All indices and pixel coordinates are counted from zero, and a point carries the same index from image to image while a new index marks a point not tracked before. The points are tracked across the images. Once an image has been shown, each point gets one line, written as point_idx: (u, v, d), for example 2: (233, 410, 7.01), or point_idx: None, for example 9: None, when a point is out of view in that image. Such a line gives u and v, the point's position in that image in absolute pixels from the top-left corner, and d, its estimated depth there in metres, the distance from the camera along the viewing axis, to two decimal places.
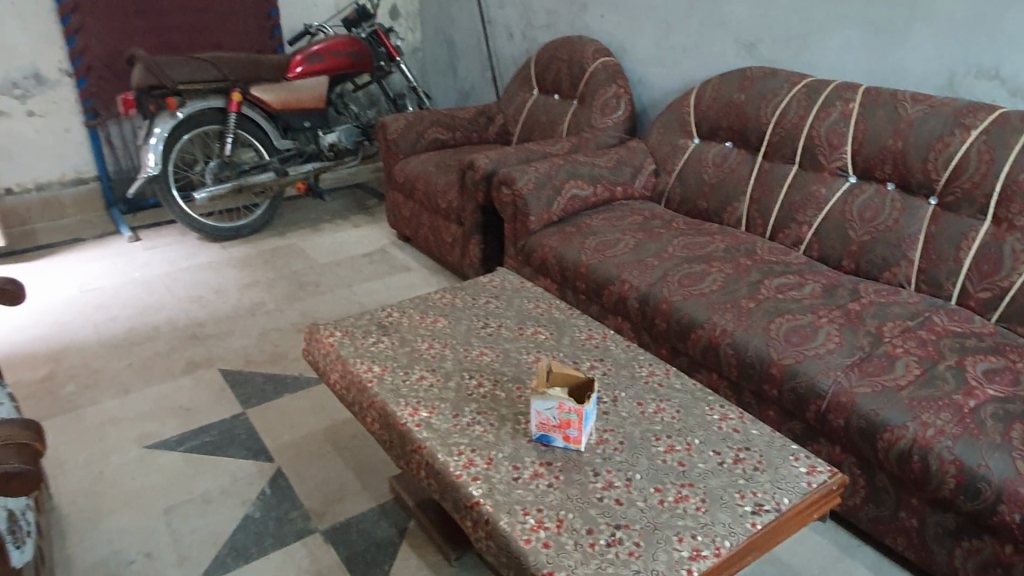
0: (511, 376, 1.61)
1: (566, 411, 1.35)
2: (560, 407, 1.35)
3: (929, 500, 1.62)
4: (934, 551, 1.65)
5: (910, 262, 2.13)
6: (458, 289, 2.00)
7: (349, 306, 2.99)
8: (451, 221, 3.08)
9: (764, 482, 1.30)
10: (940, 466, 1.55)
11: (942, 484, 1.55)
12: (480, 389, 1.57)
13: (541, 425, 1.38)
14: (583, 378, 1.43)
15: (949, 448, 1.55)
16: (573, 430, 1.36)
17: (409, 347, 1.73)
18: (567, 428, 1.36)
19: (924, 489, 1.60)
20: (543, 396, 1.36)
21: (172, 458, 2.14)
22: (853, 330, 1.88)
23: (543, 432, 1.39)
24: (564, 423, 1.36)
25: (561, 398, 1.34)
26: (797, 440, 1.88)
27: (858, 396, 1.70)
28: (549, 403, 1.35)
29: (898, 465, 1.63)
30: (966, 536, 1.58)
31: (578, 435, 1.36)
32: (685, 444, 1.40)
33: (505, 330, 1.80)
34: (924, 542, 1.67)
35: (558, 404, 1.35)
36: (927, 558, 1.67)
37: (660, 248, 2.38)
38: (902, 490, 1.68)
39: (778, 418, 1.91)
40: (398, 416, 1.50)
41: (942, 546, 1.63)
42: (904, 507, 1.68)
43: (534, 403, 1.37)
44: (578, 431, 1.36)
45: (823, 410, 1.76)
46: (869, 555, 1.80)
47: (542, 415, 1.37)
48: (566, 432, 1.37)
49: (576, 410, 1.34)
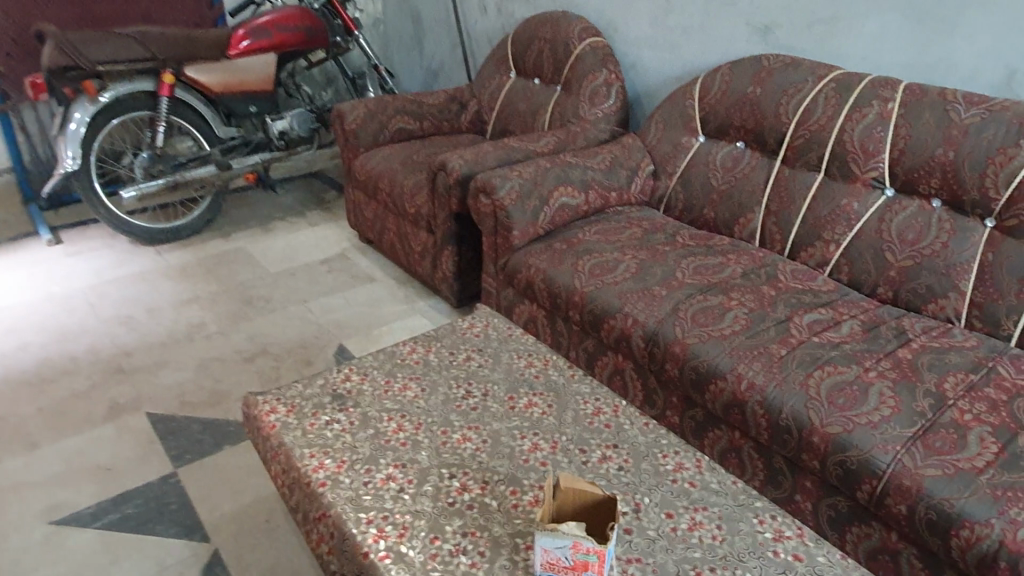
0: (503, 475, 1.27)
1: (581, 551, 1.01)
2: (574, 545, 1.01)
3: None
4: None
5: (961, 294, 1.82)
6: (432, 338, 1.64)
7: (303, 327, 2.61)
8: (420, 228, 2.70)
9: None
10: None
11: None
12: (464, 496, 1.22)
13: (549, 565, 1.05)
14: (603, 496, 1.10)
15: None
16: (590, 573, 1.03)
17: (370, 428, 1.37)
18: (583, 572, 1.03)
19: None
20: (551, 532, 1.02)
21: (85, 539, 1.77)
22: (908, 387, 1.58)
23: (551, 574, 1.05)
24: (577, 564, 1.03)
25: (575, 534, 1.01)
26: (839, 521, 1.58)
27: (925, 480, 1.40)
28: (559, 539, 1.02)
29: (976, 571, 1.33)
30: None
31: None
32: None
33: (491, 401, 1.45)
34: None
35: (571, 542, 1.01)
36: None
37: (667, 272, 2.04)
38: None
39: (817, 491, 1.60)
40: (357, 537, 1.15)
41: None
42: None
43: (539, 537, 1.03)
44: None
45: (878, 492, 1.46)
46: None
47: (549, 553, 1.04)
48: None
49: (596, 550, 1.01)
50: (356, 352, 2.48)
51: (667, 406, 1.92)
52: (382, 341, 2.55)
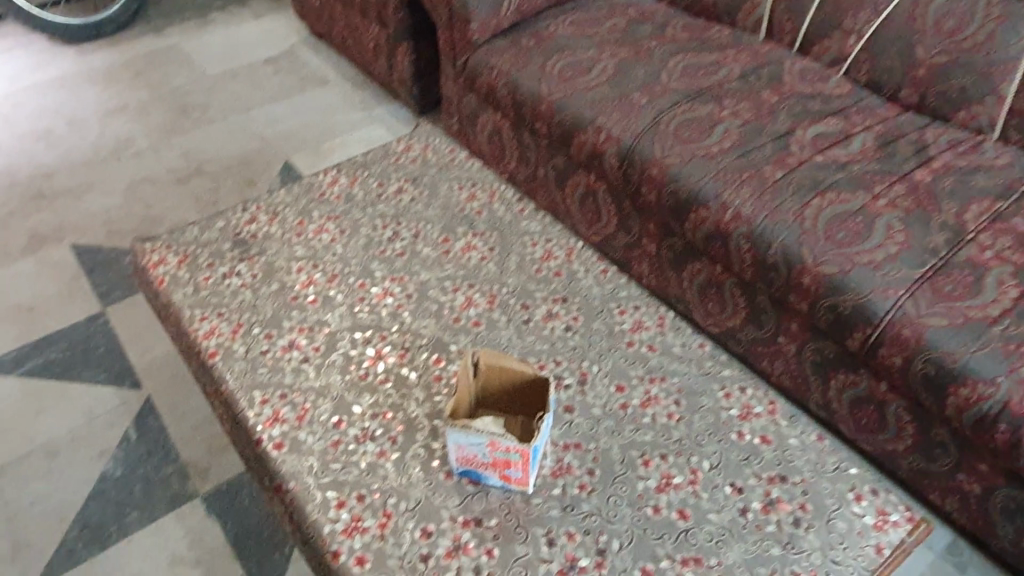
0: (427, 340, 1.08)
1: (501, 451, 0.85)
2: (491, 445, 0.85)
3: (1003, 470, 1.19)
4: (994, 524, 1.25)
5: (1000, 99, 1.50)
6: (358, 166, 1.38)
7: (244, 141, 2.32)
8: (371, 21, 2.30)
9: (813, 551, 0.85)
10: None
11: None
12: (379, 368, 1.04)
13: (465, 460, 0.89)
14: (536, 375, 0.92)
15: None
16: (514, 470, 0.87)
17: (275, 284, 1.16)
18: (505, 468, 0.87)
19: (1004, 462, 1.16)
20: (461, 431, 0.85)
21: (6, 387, 1.64)
22: (922, 219, 1.34)
23: (468, 468, 0.90)
24: (497, 462, 0.87)
25: (491, 434, 0.83)
26: (825, 366, 1.41)
27: (928, 331, 1.21)
28: (472, 437, 0.85)
29: (972, 431, 1.18)
30: None
31: (523, 478, 0.88)
32: (688, 474, 0.92)
33: (421, 246, 1.22)
34: (983, 512, 1.26)
35: (487, 441, 0.85)
36: (983, 527, 1.27)
37: (650, 75, 1.71)
38: (966, 451, 1.24)
39: (803, 334, 1.42)
40: (250, 420, 0.99)
41: (1009, 523, 1.22)
42: (965, 468, 1.25)
43: (449, 434, 0.86)
44: (523, 473, 0.87)
45: (870, 342, 1.27)
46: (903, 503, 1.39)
47: (463, 450, 0.87)
48: (503, 473, 0.88)
49: (519, 449, 0.84)
50: (304, 170, 2.21)
51: (643, 233, 1.67)
52: (332, 157, 2.26)
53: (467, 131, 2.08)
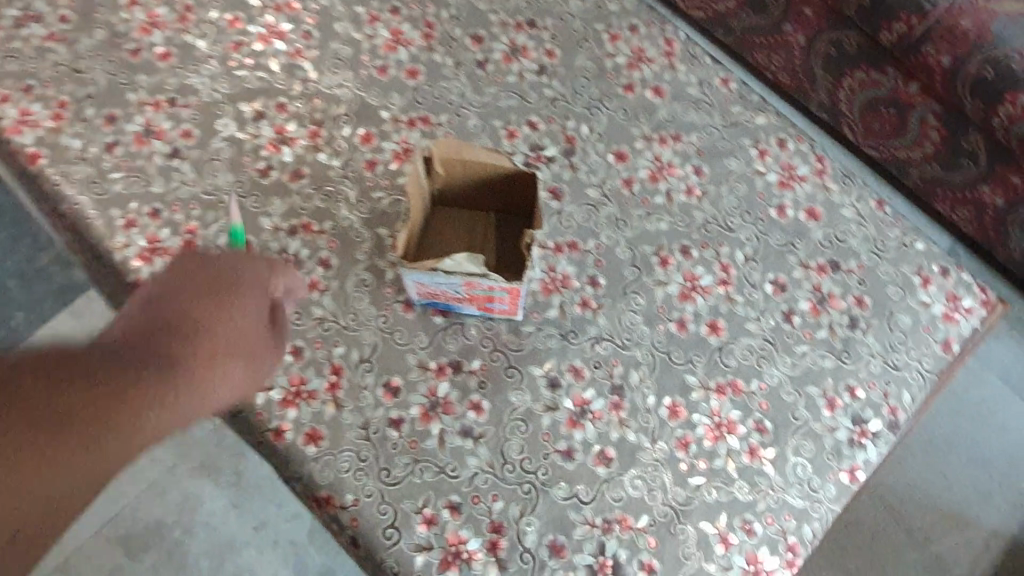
0: (345, 106, 0.76)
1: (481, 290, 0.62)
2: (468, 285, 0.62)
3: None
4: (1007, 236, 1.09)
5: None
6: None
7: None
8: None
9: (871, 359, 0.69)
10: None
11: None
12: (284, 156, 0.74)
13: (429, 295, 0.66)
14: (516, 170, 0.64)
15: None
16: (497, 303, 0.66)
17: (100, 33, 0.79)
18: (486, 302, 0.66)
19: None
20: (422, 274, 0.60)
21: None
22: None
23: (434, 300, 0.68)
24: (474, 298, 0.65)
25: (467, 275, 0.60)
26: (839, 61, 1.11)
27: (994, 21, 0.92)
28: (439, 278, 0.61)
29: (1016, 145, 0.95)
30: None
31: (509, 309, 0.67)
32: (718, 273, 0.72)
33: None
34: (1000, 224, 1.09)
35: (461, 281, 0.61)
36: (994, 239, 1.12)
37: None
38: (1000, 162, 1.02)
39: (820, 23, 1.09)
40: (113, 256, 0.70)
41: None
42: (991, 180, 1.05)
43: (404, 273, 0.62)
44: (509, 305, 0.66)
45: (914, 36, 0.97)
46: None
47: (426, 286, 0.64)
48: (481, 306, 0.67)
49: (507, 286, 0.62)
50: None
51: None
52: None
53: None
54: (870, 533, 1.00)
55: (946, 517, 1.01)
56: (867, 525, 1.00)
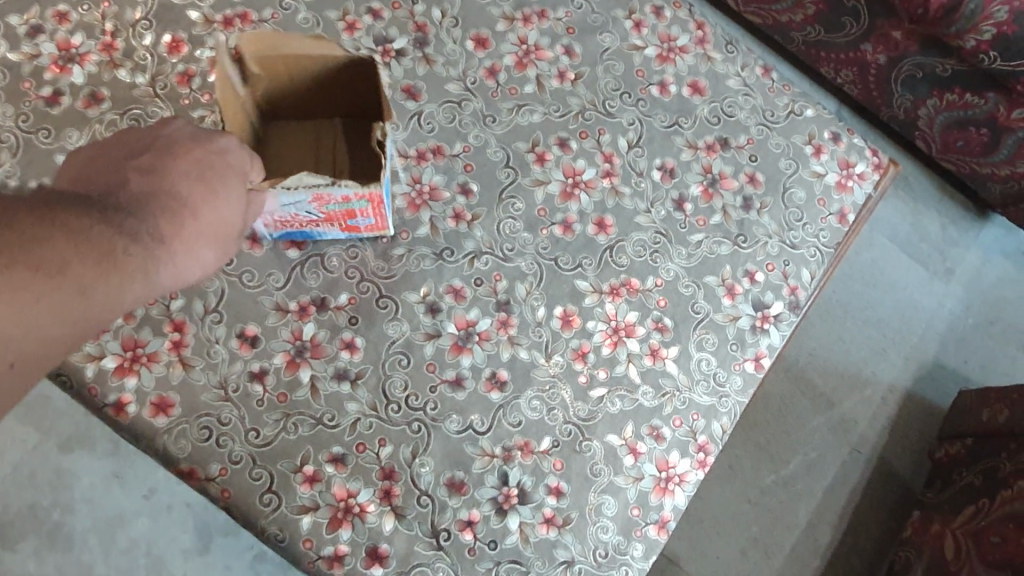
0: (144, 6, 0.63)
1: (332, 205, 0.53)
2: (315, 200, 0.52)
3: (920, 37, 0.95)
4: (891, 96, 1.07)
5: None
6: None
7: None
8: None
9: (768, 240, 0.65)
10: (980, 10, 0.84)
11: (966, 34, 0.88)
12: (75, 76, 0.60)
13: (271, 223, 0.56)
14: (350, 56, 0.54)
15: None
16: (357, 218, 0.57)
17: None
18: (346, 219, 0.56)
19: (925, 28, 0.91)
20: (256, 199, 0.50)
21: None
22: None
23: (287, 230, 0.58)
24: (329, 215, 0.55)
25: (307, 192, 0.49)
26: None
27: None
28: (277, 200, 0.51)
29: None
30: (952, 87, 0.98)
31: (376, 225, 0.58)
32: (601, 165, 0.65)
33: None
34: (882, 84, 1.06)
35: (304, 197, 0.51)
36: (878, 99, 1.09)
37: None
38: (880, 18, 0.97)
39: None
40: None
41: (909, 95, 1.04)
42: (872, 39, 1.01)
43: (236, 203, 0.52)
44: (375, 219, 0.57)
45: None
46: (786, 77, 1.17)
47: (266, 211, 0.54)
48: (341, 226, 0.58)
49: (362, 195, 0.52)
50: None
51: None
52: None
53: None
54: (777, 404, 1.00)
55: (847, 380, 1.02)
56: (774, 398, 1.00)
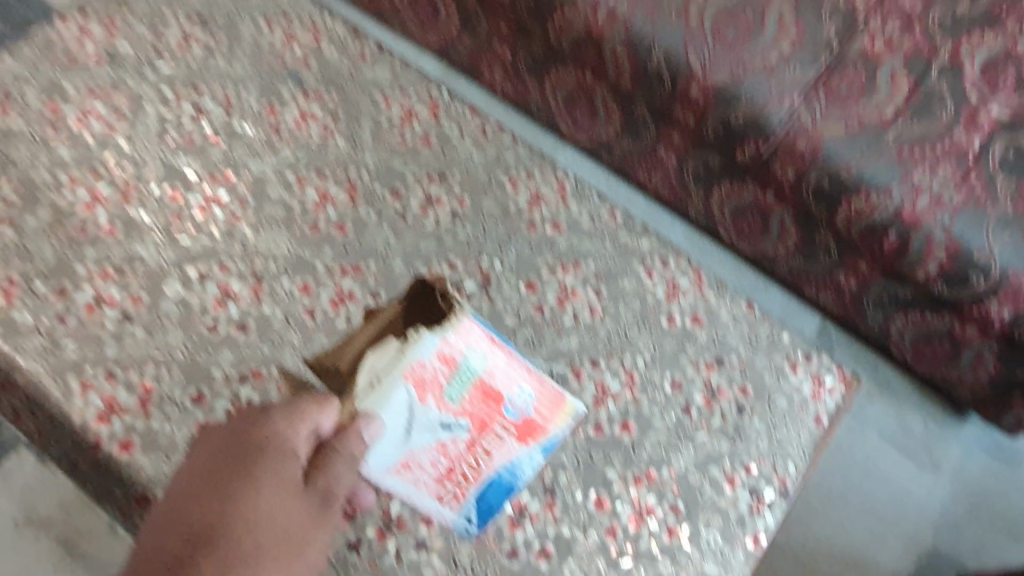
0: (281, 261, 0.85)
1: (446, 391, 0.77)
2: (432, 393, 0.77)
3: (884, 269, 1.15)
4: (867, 313, 1.26)
5: None
6: (114, 7, 0.99)
7: None
8: None
9: (760, 439, 0.82)
10: (925, 250, 1.07)
11: (916, 269, 1.09)
12: (231, 310, 0.82)
13: (459, 482, 0.75)
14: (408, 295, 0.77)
15: (944, 226, 1.05)
16: (506, 404, 0.79)
17: (42, 210, 0.85)
18: (497, 407, 0.79)
19: (885, 263, 1.13)
20: (377, 401, 0.74)
21: None
22: (814, 8, 1.15)
23: (503, 467, 0.76)
24: (468, 413, 0.78)
25: (404, 374, 0.75)
26: (707, 177, 1.25)
27: (824, 141, 1.08)
28: (409, 406, 0.76)
29: (859, 239, 1.13)
30: (917, 308, 1.17)
31: (528, 398, 0.79)
32: (623, 379, 0.83)
33: (238, 123, 0.92)
34: (858, 304, 1.26)
35: (423, 395, 0.76)
36: (856, 316, 1.28)
37: None
38: (848, 252, 1.18)
39: (685, 147, 1.23)
40: (72, 420, 0.74)
41: (881, 313, 1.23)
42: (845, 267, 1.21)
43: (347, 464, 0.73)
44: (509, 395, 0.79)
45: (762, 156, 1.13)
46: (776, 300, 1.38)
47: (430, 458, 0.76)
48: (504, 428, 0.78)
49: (449, 358, 0.78)
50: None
51: (494, 34, 1.31)
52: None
53: None
54: None
55: (849, 564, 1.14)
56: None
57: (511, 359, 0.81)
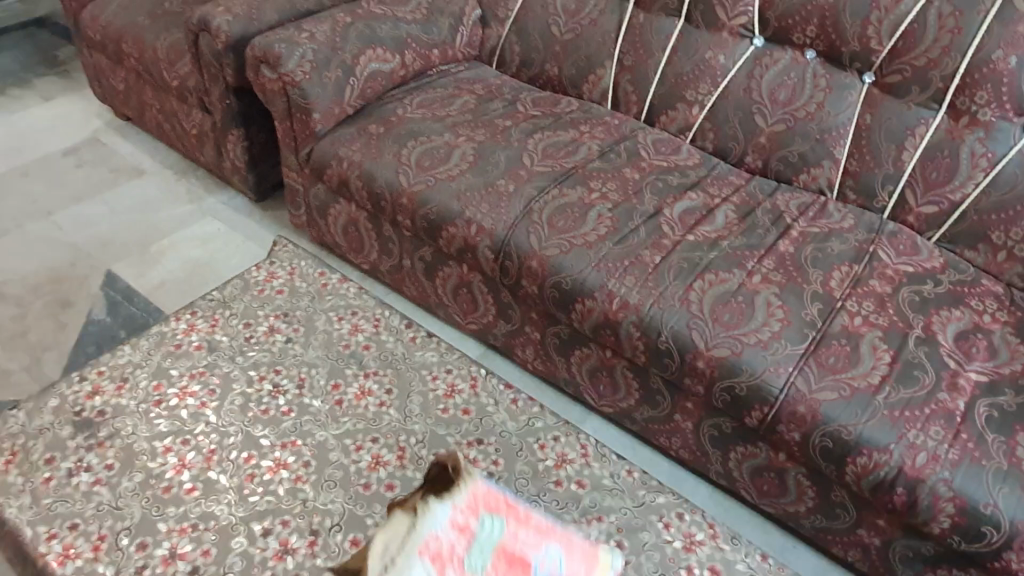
0: (337, 517, 0.96)
1: (464, 561, 0.78)
2: (450, 567, 0.77)
3: (900, 525, 1.21)
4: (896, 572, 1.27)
5: (835, 162, 1.56)
6: (218, 306, 1.23)
7: (49, 252, 1.90)
8: (191, 106, 1.96)
9: None
10: (933, 505, 1.12)
11: (930, 523, 1.13)
12: (286, 563, 0.91)
13: None
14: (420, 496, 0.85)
15: (946, 481, 1.11)
16: (531, 562, 0.79)
17: (137, 474, 0.99)
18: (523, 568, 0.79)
19: (899, 519, 1.17)
20: None
21: None
22: (796, 293, 1.33)
23: None
24: None
25: (416, 552, 0.78)
26: (723, 439, 1.37)
27: (822, 406, 1.19)
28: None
29: (872, 496, 1.18)
30: (944, 565, 1.19)
31: (559, 560, 0.80)
32: None
33: (308, 398, 1.09)
34: (885, 562, 1.28)
35: (442, 569, 0.77)
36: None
37: (512, 160, 1.58)
38: (865, 509, 1.25)
39: (699, 412, 1.37)
40: None
41: (911, 571, 1.24)
42: (864, 525, 1.26)
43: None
44: (541, 558, 0.79)
45: (768, 420, 1.24)
46: (807, 562, 1.40)
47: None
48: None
49: (465, 526, 0.81)
50: (167, 307, 1.76)
51: (526, 321, 1.54)
52: (203, 284, 1.83)
53: (318, 222, 1.83)
54: None
55: None
56: None
57: (530, 518, 0.83)
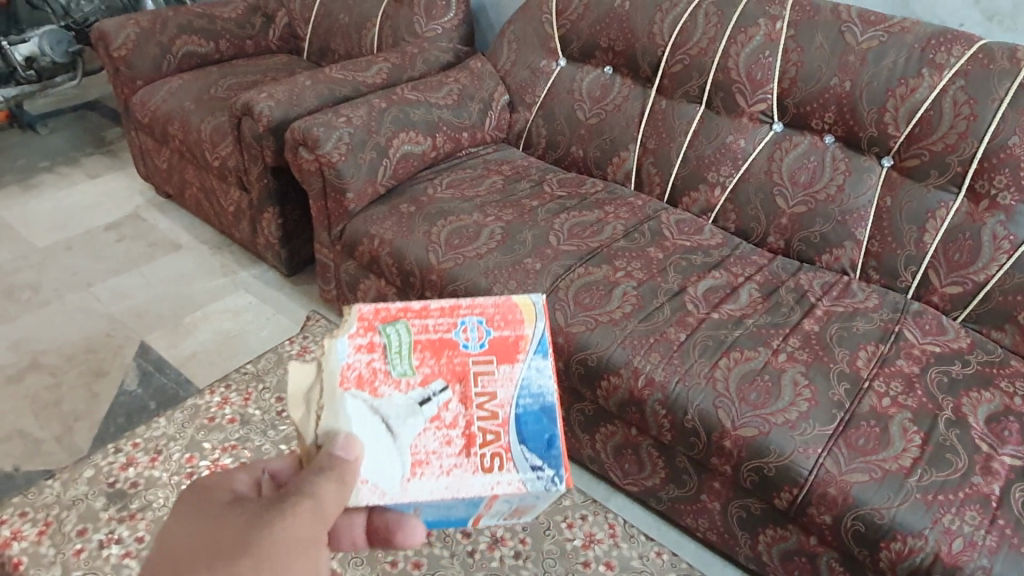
0: None
1: (389, 370, 0.73)
2: (379, 385, 0.72)
3: None
4: None
5: (857, 243, 1.59)
6: (251, 379, 1.25)
7: (87, 323, 1.96)
8: (230, 184, 2.05)
9: None
10: None
11: None
12: None
13: (479, 449, 0.71)
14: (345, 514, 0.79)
15: (985, 569, 1.09)
16: (457, 348, 0.75)
17: None
18: (450, 354, 0.75)
19: None
20: (333, 418, 0.70)
21: None
22: (823, 373, 1.33)
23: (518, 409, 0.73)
24: (436, 376, 0.73)
25: (338, 388, 0.72)
26: (751, 520, 1.35)
27: (853, 488, 1.18)
28: (369, 408, 0.71)
29: None
30: None
31: (478, 325, 0.77)
32: None
33: None
34: None
35: (370, 389, 0.72)
36: None
37: (539, 238, 1.63)
38: None
39: (726, 492, 1.36)
40: None
41: None
42: None
43: (362, 497, 0.68)
44: (460, 332, 0.77)
45: (798, 501, 1.22)
46: None
47: (438, 438, 0.71)
48: (479, 362, 0.74)
49: (371, 345, 0.76)
50: (198, 378, 1.80)
51: None
52: (234, 355, 1.87)
53: (347, 296, 1.87)
54: None
55: None
56: None
57: (428, 308, 0.79)
